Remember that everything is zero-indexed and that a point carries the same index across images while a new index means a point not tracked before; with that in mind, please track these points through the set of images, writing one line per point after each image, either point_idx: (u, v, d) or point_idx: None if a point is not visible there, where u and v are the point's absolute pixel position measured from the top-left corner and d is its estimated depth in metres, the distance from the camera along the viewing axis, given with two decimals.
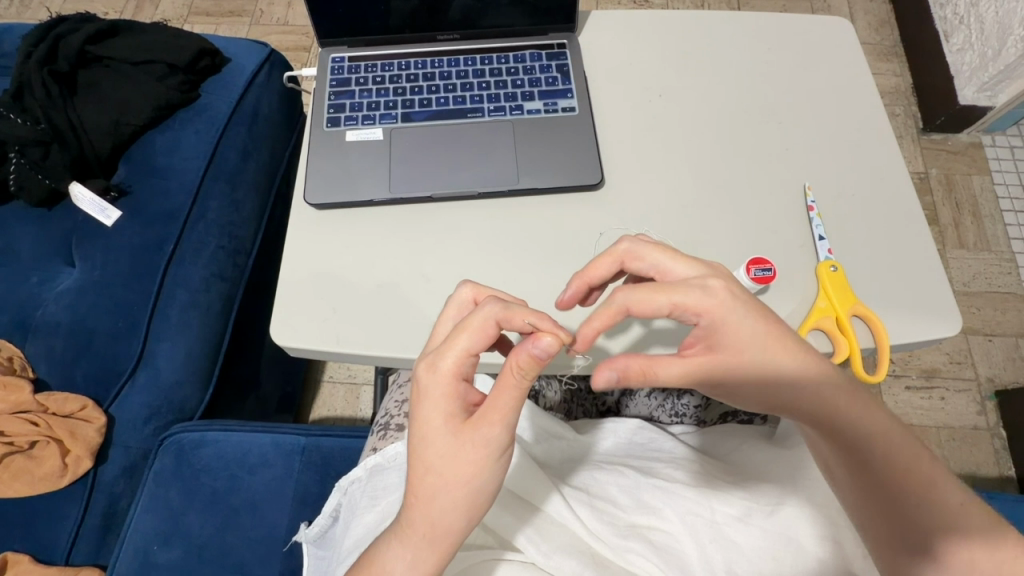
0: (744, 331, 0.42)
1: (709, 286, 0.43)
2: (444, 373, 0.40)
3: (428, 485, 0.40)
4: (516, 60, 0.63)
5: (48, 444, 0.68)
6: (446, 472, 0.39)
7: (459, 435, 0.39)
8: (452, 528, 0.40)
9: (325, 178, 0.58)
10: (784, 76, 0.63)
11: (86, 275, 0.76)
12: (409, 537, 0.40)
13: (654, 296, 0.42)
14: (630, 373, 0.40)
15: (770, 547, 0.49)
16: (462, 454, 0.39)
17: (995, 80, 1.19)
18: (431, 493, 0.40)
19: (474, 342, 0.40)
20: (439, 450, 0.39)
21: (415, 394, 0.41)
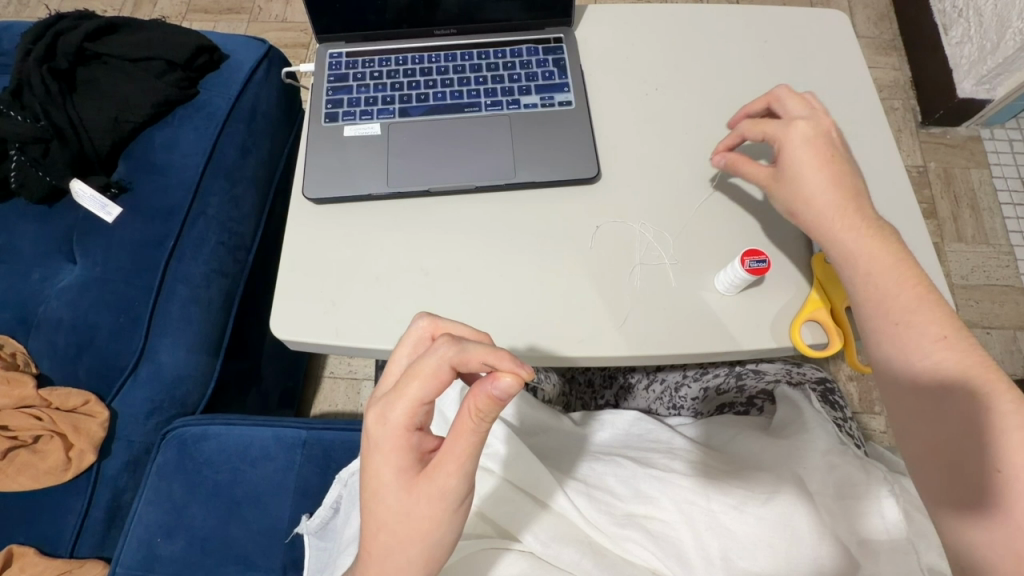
0: (798, 157, 0.49)
1: (796, 121, 0.50)
2: (396, 421, 0.38)
3: (385, 536, 0.40)
4: (513, 54, 0.63)
5: (52, 438, 0.69)
6: (400, 527, 0.39)
7: (410, 490, 0.39)
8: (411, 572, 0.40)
9: (324, 173, 0.58)
10: (780, 69, 0.64)
11: (88, 271, 0.77)
12: None
13: (760, 122, 0.52)
14: (728, 162, 0.53)
15: (767, 536, 0.49)
16: (412, 508, 0.39)
17: (993, 73, 1.19)
18: (385, 550, 0.40)
19: (430, 385, 0.38)
20: (392, 501, 0.39)
21: (368, 442, 0.40)
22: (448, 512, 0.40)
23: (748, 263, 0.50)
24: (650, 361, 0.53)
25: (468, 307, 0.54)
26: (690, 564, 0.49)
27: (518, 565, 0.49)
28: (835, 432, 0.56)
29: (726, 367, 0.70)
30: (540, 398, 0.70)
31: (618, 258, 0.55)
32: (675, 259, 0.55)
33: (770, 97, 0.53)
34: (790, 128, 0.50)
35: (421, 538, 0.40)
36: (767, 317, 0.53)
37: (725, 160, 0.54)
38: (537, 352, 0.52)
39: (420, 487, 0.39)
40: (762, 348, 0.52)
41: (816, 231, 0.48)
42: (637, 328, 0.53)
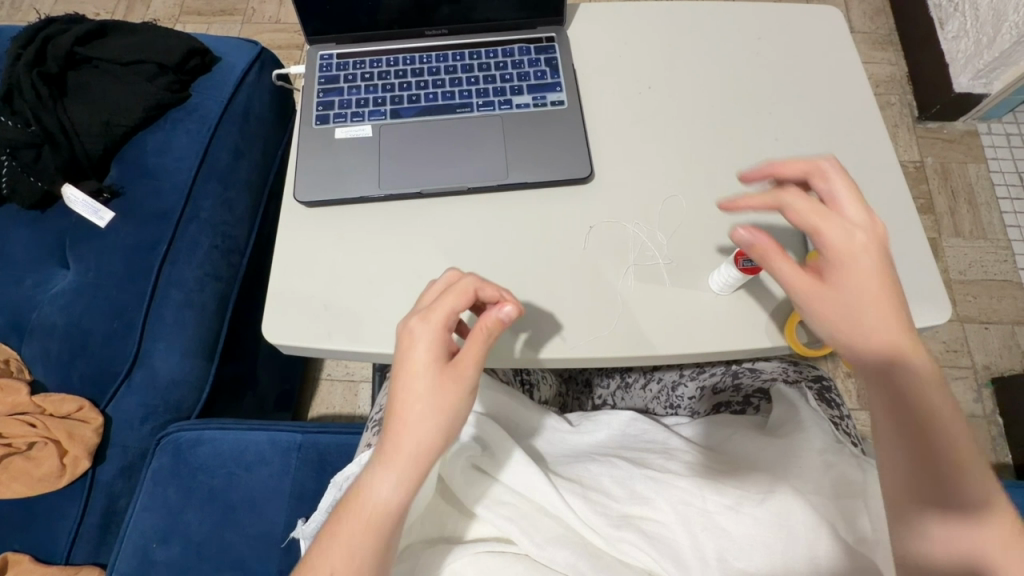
0: (856, 262, 0.41)
1: (851, 215, 0.42)
2: (431, 323, 0.43)
3: (401, 427, 0.42)
4: (504, 54, 0.63)
5: (46, 444, 0.68)
6: (426, 404, 0.42)
7: (440, 371, 0.43)
8: (394, 498, 0.41)
9: (314, 176, 0.58)
10: (773, 66, 0.63)
11: (81, 276, 0.76)
12: (393, 459, 0.42)
13: (808, 207, 0.42)
14: (760, 248, 0.43)
15: (762, 536, 0.50)
16: (435, 398, 0.42)
17: (990, 67, 1.18)
18: (415, 416, 0.42)
19: (458, 304, 0.44)
20: (417, 391, 0.42)
21: (400, 343, 0.44)
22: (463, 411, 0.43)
23: (742, 262, 0.50)
24: (644, 361, 0.53)
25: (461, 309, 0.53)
26: (685, 564, 0.50)
27: (513, 566, 0.49)
28: (832, 429, 0.56)
29: (723, 365, 0.69)
30: (536, 399, 0.70)
31: (611, 258, 0.55)
32: (669, 259, 0.55)
33: (812, 172, 0.44)
34: (852, 228, 0.42)
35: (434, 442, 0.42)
36: (761, 316, 0.53)
37: (753, 244, 0.44)
38: (531, 354, 0.52)
39: (446, 380, 0.42)
40: (757, 347, 0.52)
41: (854, 334, 0.41)
42: (630, 328, 0.53)
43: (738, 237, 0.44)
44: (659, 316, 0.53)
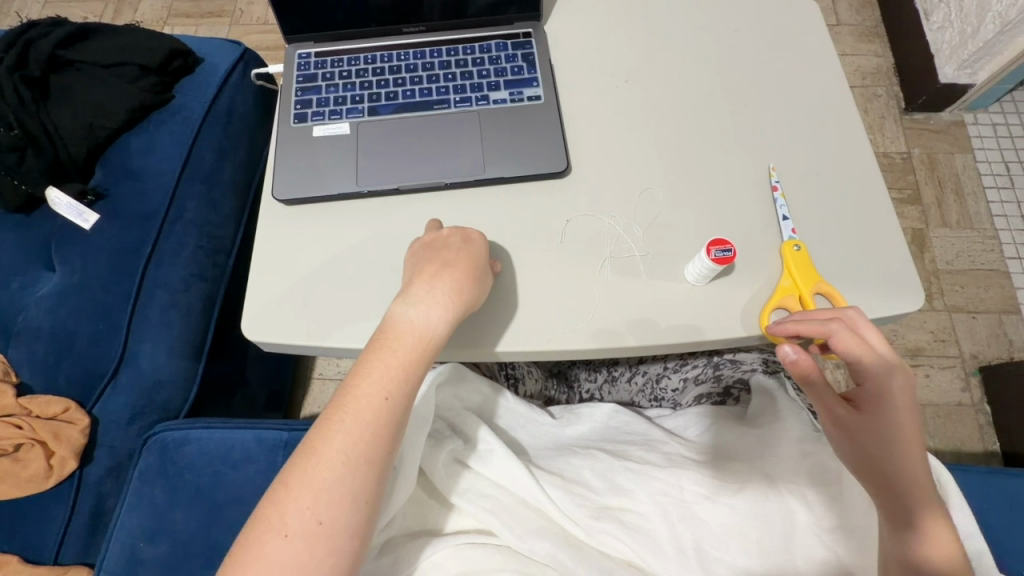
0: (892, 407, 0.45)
1: (875, 340, 0.46)
2: (455, 231, 0.53)
3: (434, 282, 0.49)
4: (481, 50, 0.63)
5: (32, 446, 0.68)
6: (455, 268, 0.50)
7: (466, 247, 0.52)
8: (427, 332, 0.48)
9: (292, 174, 0.58)
10: (750, 58, 0.64)
11: (66, 279, 0.77)
12: (429, 298, 0.49)
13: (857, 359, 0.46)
14: (804, 363, 0.46)
15: (737, 524, 0.51)
16: (464, 262, 0.51)
17: (974, 58, 1.18)
18: (446, 270, 0.50)
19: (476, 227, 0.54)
20: (445, 264, 0.50)
21: (426, 245, 0.52)
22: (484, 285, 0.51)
23: (715, 251, 0.50)
24: (621, 353, 0.54)
25: None
26: (663, 554, 0.50)
27: (493, 558, 0.50)
28: (809, 419, 0.56)
29: (704, 357, 0.70)
30: (522, 392, 0.71)
31: (588, 251, 0.55)
32: (645, 251, 0.55)
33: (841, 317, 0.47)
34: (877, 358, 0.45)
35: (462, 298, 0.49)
36: (737, 306, 0.53)
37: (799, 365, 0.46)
38: (508, 347, 0.52)
39: (474, 259, 0.51)
40: (733, 337, 0.52)
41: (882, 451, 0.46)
42: (607, 320, 0.53)
43: (785, 355, 0.46)
44: (635, 309, 0.53)
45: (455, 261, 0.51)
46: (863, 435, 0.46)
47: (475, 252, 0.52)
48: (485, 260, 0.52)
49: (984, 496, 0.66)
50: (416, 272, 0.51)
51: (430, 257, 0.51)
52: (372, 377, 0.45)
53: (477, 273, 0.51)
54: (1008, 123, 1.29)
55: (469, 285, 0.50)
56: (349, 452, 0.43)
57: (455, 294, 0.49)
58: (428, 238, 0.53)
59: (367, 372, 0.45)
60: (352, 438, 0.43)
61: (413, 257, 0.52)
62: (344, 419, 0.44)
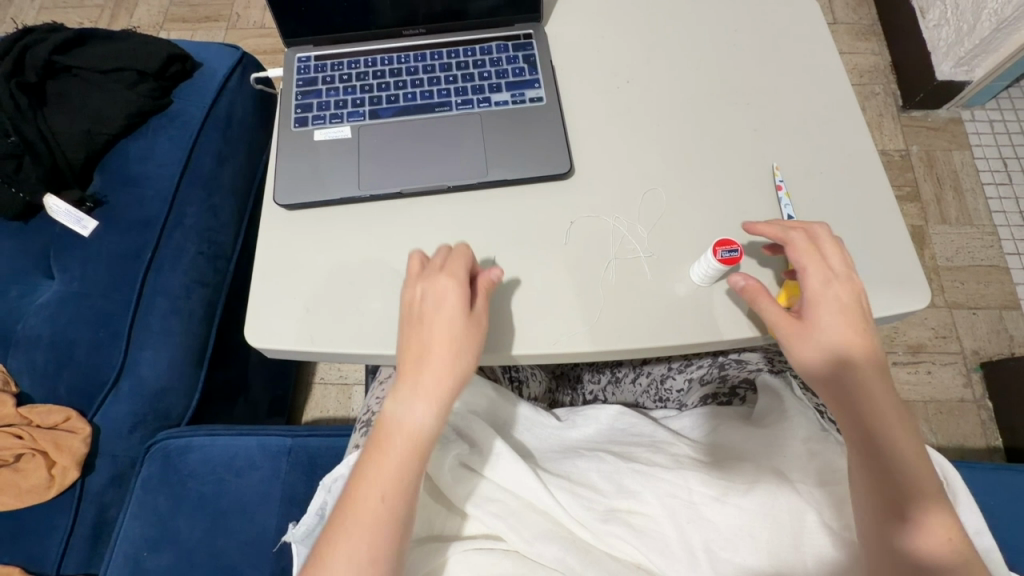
0: (837, 318, 0.47)
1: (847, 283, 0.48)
2: (438, 275, 0.49)
3: (418, 364, 0.47)
4: (482, 52, 0.63)
5: (33, 456, 0.68)
6: (433, 347, 0.47)
7: (443, 309, 0.48)
8: (416, 424, 0.46)
9: (294, 178, 0.58)
10: (751, 57, 0.64)
11: (65, 286, 0.76)
12: (410, 391, 0.47)
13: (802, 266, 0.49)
14: (751, 290, 0.50)
15: (746, 525, 0.50)
16: (450, 338, 0.48)
17: (971, 55, 1.18)
18: (425, 352, 0.47)
19: (451, 261, 0.50)
20: (427, 335, 0.48)
21: (406, 312, 0.50)
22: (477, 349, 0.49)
23: (721, 253, 0.50)
24: (628, 355, 0.53)
25: None
26: (671, 556, 0.50)
27: (502, 563, 0.50)
28: (816, 418, 0.56)
29: (709, 358, 0.70)
30: (526, 396, 0.70)
31: (593, 252, 0.55)
32: (650, 252, 0.55)
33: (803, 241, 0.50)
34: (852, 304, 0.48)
35: (451, 370, 0.47)
36: (743, 305, 0.53)
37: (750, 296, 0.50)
38: (513, 350, 0.52)
39: (460, 320, 0.48)
40: (740, 337, 0.52)
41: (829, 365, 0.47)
42: (612, 322, 0.53)
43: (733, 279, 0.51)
44: (639, 310, 0.53)
45: (437, 341, 0.47)
46: (861, 420, 0.46)
47: (462, 295, 0.49)
48: (461, 318, 0.48)
49: (990, 492, 0.66)
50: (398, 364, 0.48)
51: (413, 322, 0.49)
52: (367, 480, 0.45)
53: (458, 347, 0.48)
54: (1005, 119, 1.29)
55: (453, 360, 0.47)
56: (358, 556, 0.43)
57: (440, 377, 0.47)
58: (409, 296, 0.49)
59: (363, 472, 0.45)
60: (358, 541, 0.43)
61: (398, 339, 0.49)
62: (349, 525, 0.44)
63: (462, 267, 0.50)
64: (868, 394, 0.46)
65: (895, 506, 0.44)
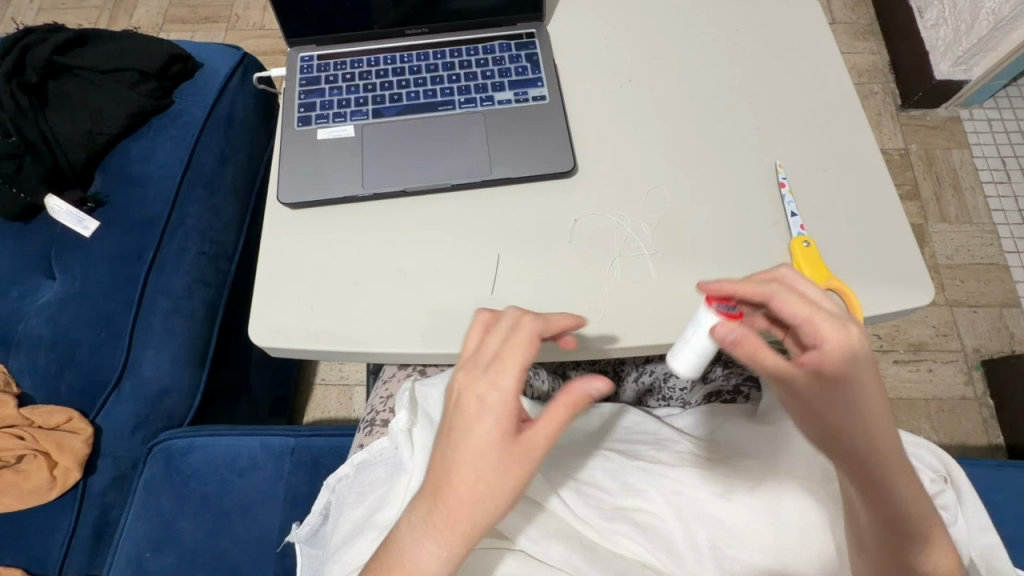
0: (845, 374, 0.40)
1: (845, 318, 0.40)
2: (481, 379, 0.39)
3: (438, 499, 0.38)
4: (485, 51, 0.63)
5: (35, 457, 0.68)
6: (469, 476, 0.38)
7: (497, 432, 0.38)
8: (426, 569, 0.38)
9: (298, 177, 0.58)
10: (753, 55, 0.64)
11: (66, 287, 0.76)
12: (428, 530, 0.38)
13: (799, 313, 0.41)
14: (747, 343, 0.39)
15: (752, 522, 0.50)
16: (475, 473, 0.38)
17: (969, 54, 1.19)
18: (459, 481, 0.38)
19: (509, 355, 0.40)
20: (457, 466, 0.38)
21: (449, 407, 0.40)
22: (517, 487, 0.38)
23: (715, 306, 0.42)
24: (632, 353, 0.53)
25: (448, 306, 0.54)
26: (678, 553, 0.50)
27: (507, 561, 0.49)
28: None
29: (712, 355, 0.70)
30: (529, 394, 0.68)
31: (597, 250, 0.55)
32: (654, 249, 0.55)
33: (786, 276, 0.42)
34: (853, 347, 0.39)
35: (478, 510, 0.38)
36: None
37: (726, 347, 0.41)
38: None
39: (503, 455, 0.38)
40: None
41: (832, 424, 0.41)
42: (616, 320, 0.53)
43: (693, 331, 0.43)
44: (644, 308, 0.53)
45: (461, 470, 0.38)
46: (866, 473, 0.41)
47: (510, 414, 0.38)
48: (507, 454, 0.38)
49: (994, 489, 0.66)
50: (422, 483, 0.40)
51: (446, 434, 0.39)
52: None
53: (494, 492, 0.38)
54: (1004, 118, 1.30)
55: (485, 506, 0.38)
56: None
57: (457, 518, 0.38)
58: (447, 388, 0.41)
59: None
60: None
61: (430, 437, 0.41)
62: None
63: (518, 364, 0.39)
64: (875, 443, 0.41)
65: (899, 544, 0.42)
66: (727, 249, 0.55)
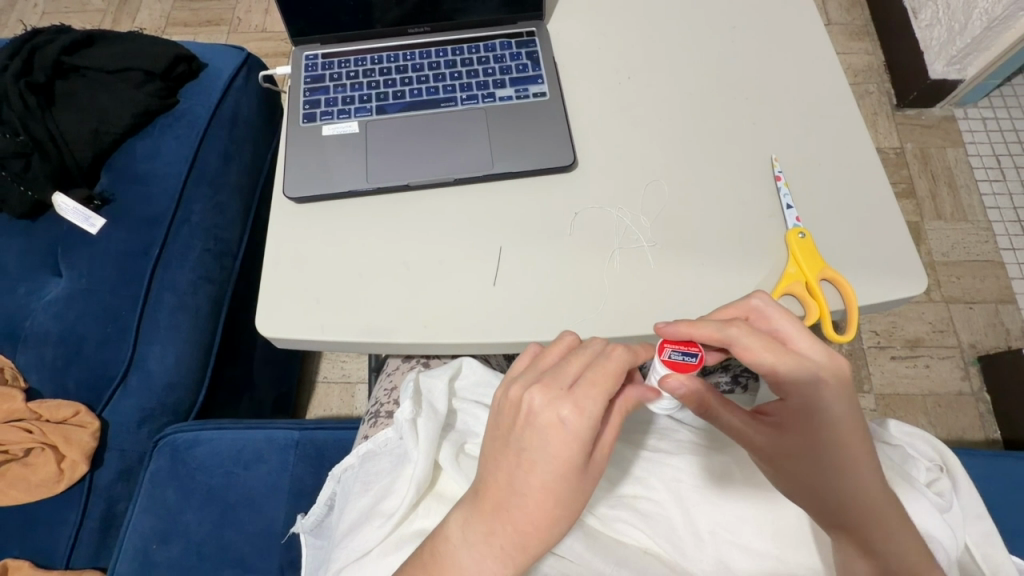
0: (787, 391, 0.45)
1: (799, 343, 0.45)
2: (566, 401, 0.41)
3: (501, 512, 0.42)
4: (486, 49, 0.64)
5: (44, 450, 0.68)
6: (545, 498, 0.41)
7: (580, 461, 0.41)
8: None
9: (304, 172, 0.59)
10: (749, 53, 0.65)
11: (73, 283, 0.77)
12: (490, 545, 0.42)
13: (757, 355, 0.44)
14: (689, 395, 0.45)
15: (749, 507, 0.51)
16: (550, 494, 0.41)
17: (963, 54, 1.21)
18: (532, 505, 0.41)
19: (598, 383, 0.41)
20: (528, 486, 0.41)
21: (525, 425, 0.42)
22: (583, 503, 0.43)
23: (670, 355, 0.45)
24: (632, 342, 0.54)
25: (452, 297, 0.55)
26: (678, 539, 0.51)
27: None
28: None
29: None
30: None
31: (597, 242, 0.56)
32: (653, 241, 0.56)
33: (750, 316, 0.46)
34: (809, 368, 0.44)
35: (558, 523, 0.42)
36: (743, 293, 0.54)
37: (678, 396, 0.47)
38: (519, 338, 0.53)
39: (581, 479, 0.41)
40: None
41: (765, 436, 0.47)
42: (616, 311, 0.54)
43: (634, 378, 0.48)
44: (642, 299, 0.54)
45: (538, 489, 0.41)
46: (805, 476, 0.46)
47: (587, 440, 0.41)
48: (580, 484, 0.42)
49: (988, 478, 0.67)
50: (482, 497, 0.43)
51: (512, 454, 0.42)
52: None
53: (560, 515, 0.42)
54: (997, 117, 1.31)
55: (551, 524, 0.42)
56: None
57: (522, 540, 0.41)
58: (516, 398, 0.42)
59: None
60: None
61: (491, 450, 0.43)
62: None
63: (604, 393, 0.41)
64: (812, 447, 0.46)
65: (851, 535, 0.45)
66: (724, 241, 0.56)
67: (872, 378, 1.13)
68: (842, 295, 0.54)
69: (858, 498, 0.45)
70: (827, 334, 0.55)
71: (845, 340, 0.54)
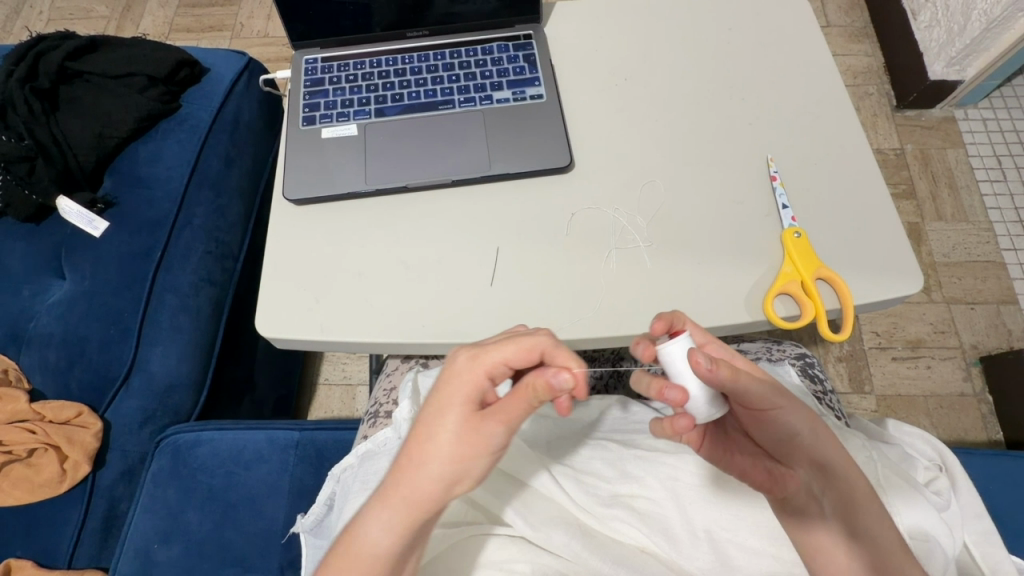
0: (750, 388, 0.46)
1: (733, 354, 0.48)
2: (463, 354, 0.44)
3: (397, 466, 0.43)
4: (484, 52, 0.65)
5: (47, 450, 0.69)
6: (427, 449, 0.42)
7: (461, 416, 0.42)
8: (377, 539, 0.42)
9: (304, 174, 0.60)
10: (745, 54, 0.66)
11: (77, 286, 0.77)
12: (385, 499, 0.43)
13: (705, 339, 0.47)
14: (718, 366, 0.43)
15: (745, 505, 0.51)
16: (430, 444, 0.42)
17: (962, 55, 1.21)
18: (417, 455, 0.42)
19: (504, 346, 0.43)
20: (417, 438, 0.43)
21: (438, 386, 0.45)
22: (480, 464, 0.41)
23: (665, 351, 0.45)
24: (628, 342, 0.55)
25: (449, 297, 0.55)
26: (674, 537, 0.51)
27: (507, 547, 0.50)
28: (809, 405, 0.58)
29: None
30: None
31: (594, 243, 0.57)
32: (648, 241, 0.56)
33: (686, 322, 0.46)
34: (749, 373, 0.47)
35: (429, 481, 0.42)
36: (739, 292, 0.55)
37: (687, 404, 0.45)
38: None
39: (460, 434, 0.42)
40: (736, 323, 0.54)
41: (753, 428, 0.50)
42: (613, 310, 0.54)
43: (697, 361, 0.42)
44: (639, 298, 0.55)
45: (423, 441, 0.42)
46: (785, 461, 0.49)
47: (478, 387, 0.43)
48: (461, 440, 0.42)
49: (988, 478, 0.67)
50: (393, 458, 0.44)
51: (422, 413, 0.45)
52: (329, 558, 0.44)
53: (446, 472, 0.42)
54: (998, 117, 1.31)
55: (433, 482, 0.42)
56: None
57: (409, 497, 0.42)
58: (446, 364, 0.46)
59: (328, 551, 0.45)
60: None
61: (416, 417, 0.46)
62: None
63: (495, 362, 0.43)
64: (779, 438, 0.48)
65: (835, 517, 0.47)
66: (720, 241, 0.56)
67: (873, 379, 1.13)
68: (838, 294, 0.54)
69: (827, 485, 0.47)
70: (823, 333, 0.55)
71: (841, 339, 0.54)
